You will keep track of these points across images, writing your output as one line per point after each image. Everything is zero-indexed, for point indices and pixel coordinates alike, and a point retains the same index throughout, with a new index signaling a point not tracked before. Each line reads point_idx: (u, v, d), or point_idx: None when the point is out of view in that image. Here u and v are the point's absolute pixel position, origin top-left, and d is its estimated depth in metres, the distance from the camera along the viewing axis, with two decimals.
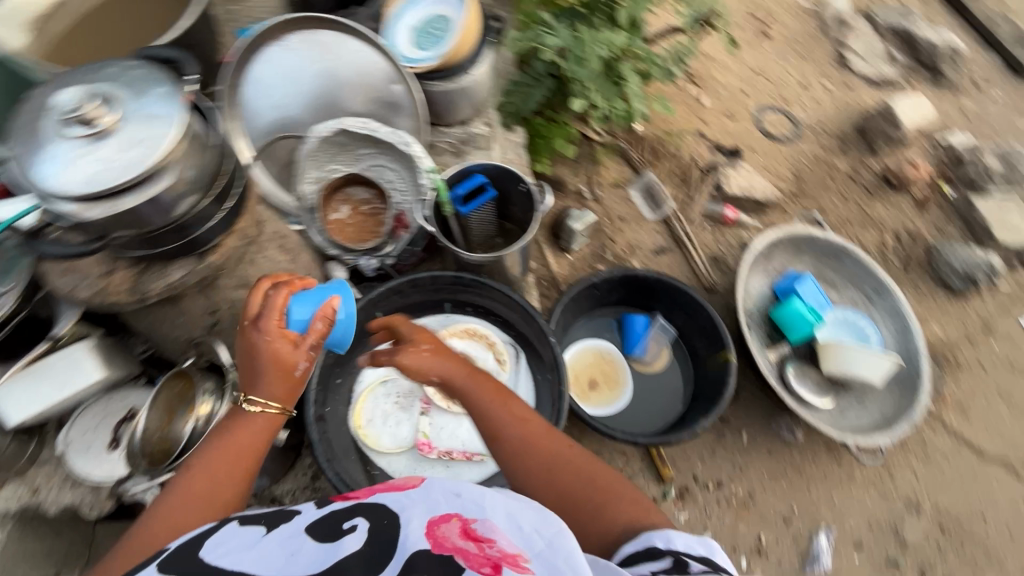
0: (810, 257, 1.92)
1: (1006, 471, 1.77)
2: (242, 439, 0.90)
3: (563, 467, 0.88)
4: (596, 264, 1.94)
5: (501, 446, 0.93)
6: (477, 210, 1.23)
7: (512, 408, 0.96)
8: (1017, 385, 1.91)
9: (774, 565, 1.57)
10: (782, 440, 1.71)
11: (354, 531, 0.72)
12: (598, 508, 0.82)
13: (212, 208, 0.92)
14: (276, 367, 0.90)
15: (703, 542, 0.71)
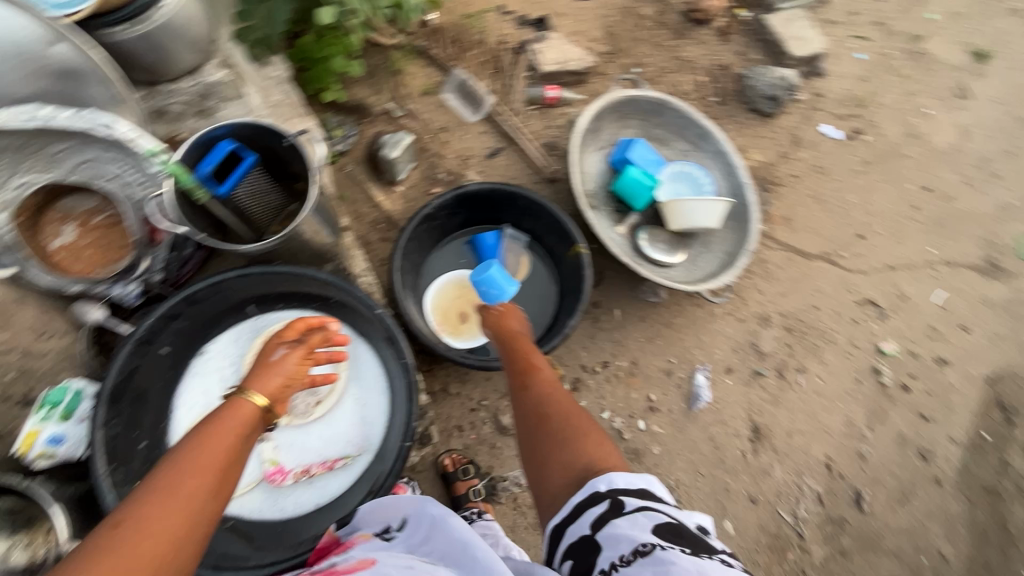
0: (635, 119, 1.90)
1: (828, 264, 2.04)
2: (221, 441, 0.75)
3: (553, 401, 1.02)
4: (431, 186, 1.77)
5: (516, 374, 1.15)
6: (239, 186, 0.98)
7: (533, 357, 1.19)
8: (826, 185, 2.14)
9: (667, 414, 1.73)
10: (650, 304, 1.80)
11: None
12: (571, 445, 0.91)
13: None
14: (277, 379, 0.88)
15: (640, 478, 0.80)
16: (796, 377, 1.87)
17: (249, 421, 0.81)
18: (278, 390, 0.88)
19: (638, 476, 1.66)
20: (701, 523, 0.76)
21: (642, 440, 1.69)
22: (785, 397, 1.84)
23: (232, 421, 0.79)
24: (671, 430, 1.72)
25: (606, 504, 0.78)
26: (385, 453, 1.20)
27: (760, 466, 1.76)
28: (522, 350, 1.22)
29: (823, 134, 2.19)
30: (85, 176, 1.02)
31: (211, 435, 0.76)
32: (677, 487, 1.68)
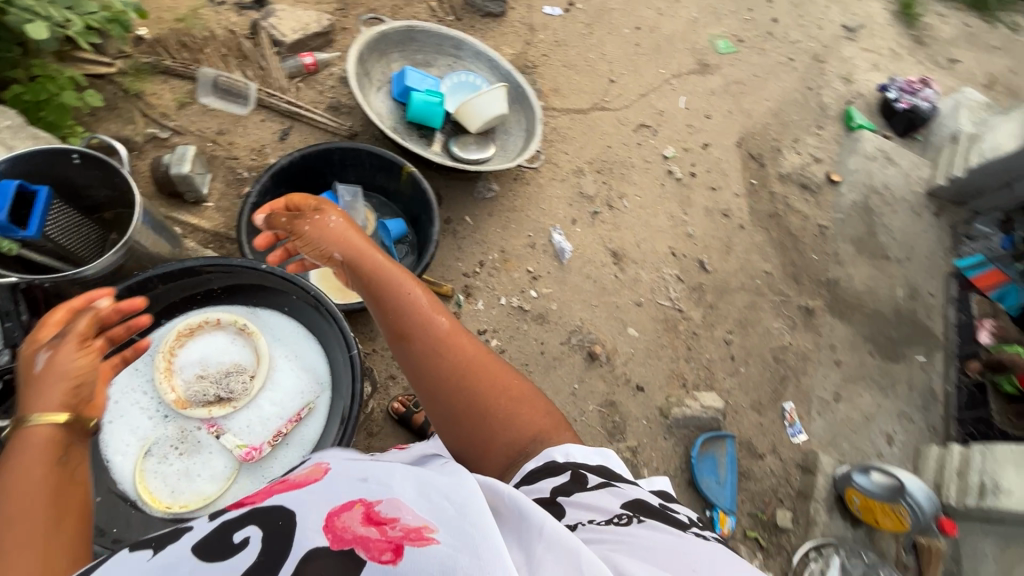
0: (395, 53, 2.02)
1: (601, 110, 2.43)
2: (25, 477, 0.64)
3: (469, 372, 0.92)
4: (241, 188, 1.71)
5: (402, 340, 0.98)
6: (45, 220, 1.10)
7: (409, 303, 1.00)
8: (570, 53, 2.51)
9: (548, 275, 1.99)
10: (489, 199, 2.02)
11: (246, 545, 0.56)
12: (512, 419, 0.88)
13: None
14: (60, 386, 0.74)
15: (598, 452, 0.80)
16: (622, 202, 2.25)
17: (54, 444, 0.69)
18: (72, 397, 0.74)
19: (551, 332, 1.92)
20: (660, 489, 0.82)
21: (540, 305, 1.94)
22: (623, 220, 2.22)
23: (35, 439, 0.68)
24: (557, 285, 1.99)
25: (568, 474, 0.75)
26: (337, 374, 1.25)
27: (631, 277, 2.12)
28: (391, 300, 1.01)
29: (548, 14, 2.54)
30: None
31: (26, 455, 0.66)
32: (583, 324, 1.97)
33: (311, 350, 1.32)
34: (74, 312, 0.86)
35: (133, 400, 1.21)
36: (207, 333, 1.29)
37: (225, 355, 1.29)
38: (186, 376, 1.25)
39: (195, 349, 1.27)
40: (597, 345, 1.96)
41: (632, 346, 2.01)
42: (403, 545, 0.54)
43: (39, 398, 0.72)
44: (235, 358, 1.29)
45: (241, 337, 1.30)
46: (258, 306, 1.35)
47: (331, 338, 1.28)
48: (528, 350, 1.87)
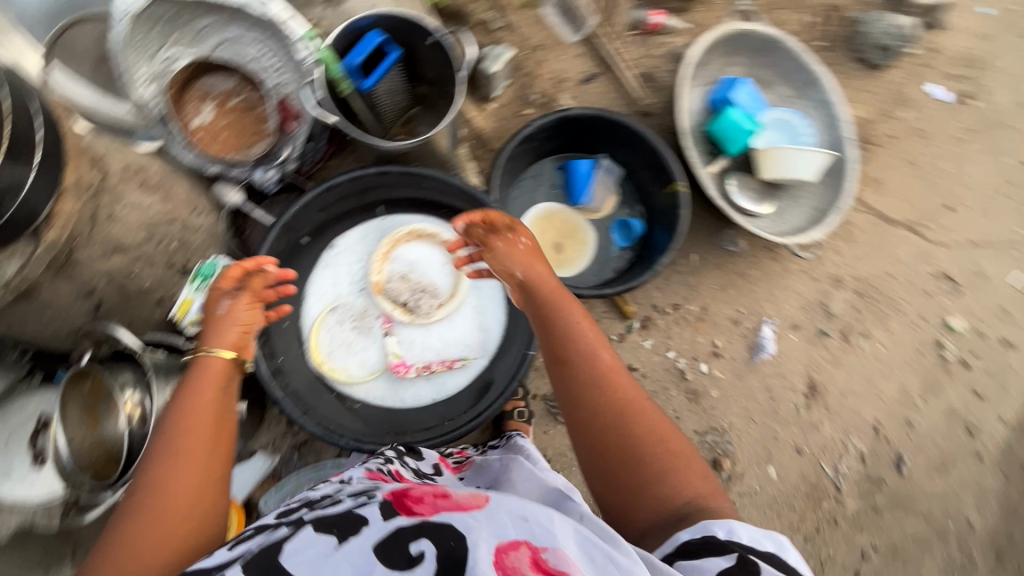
0: (742, 56, 1.80)
1: (910, 232, 1.93)
2: (202, 402, 0.78)
3: (628, 429, 0.82)
4: (522, 108, 1.71)
5: (568, 367, 0.90)
6: (382, 79, 1.02)
7: (577, 340, 0.91)
8: (922, 149, 1.95)
9: (729, 361, 1.76)
10: (728, 253, 1.79)
11: (423, 560, 0.57)
12: (661, 476, 0.77)
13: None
14: (232, 332, 0.88)
15: (770, 538, 0.68)
16: (860, 341, 1.87)
17: (221, 375, 0.83)
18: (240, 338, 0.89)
19: (693, 416, 1.72)
20: None
21: (702, 383, 1.74)
22: (845, 359, 1.85)
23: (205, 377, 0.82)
24: (731, 377, 1.76)
25: (732, 558, 0.65)
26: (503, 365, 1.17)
27: (810, 421, 1.81)
28: (563, 325, 0.94)
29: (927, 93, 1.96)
30: (226, 56, 1.06)
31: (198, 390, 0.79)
32: (729, 429, 1.74)
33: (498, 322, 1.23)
34: (250, 270, 0.94)
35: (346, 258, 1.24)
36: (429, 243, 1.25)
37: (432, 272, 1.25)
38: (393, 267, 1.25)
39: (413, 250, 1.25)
40: (727, 459, 1.73)
41: (760, 485, 1.74)
42: None
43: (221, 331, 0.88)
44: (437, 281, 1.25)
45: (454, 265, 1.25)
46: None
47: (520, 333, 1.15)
48: None
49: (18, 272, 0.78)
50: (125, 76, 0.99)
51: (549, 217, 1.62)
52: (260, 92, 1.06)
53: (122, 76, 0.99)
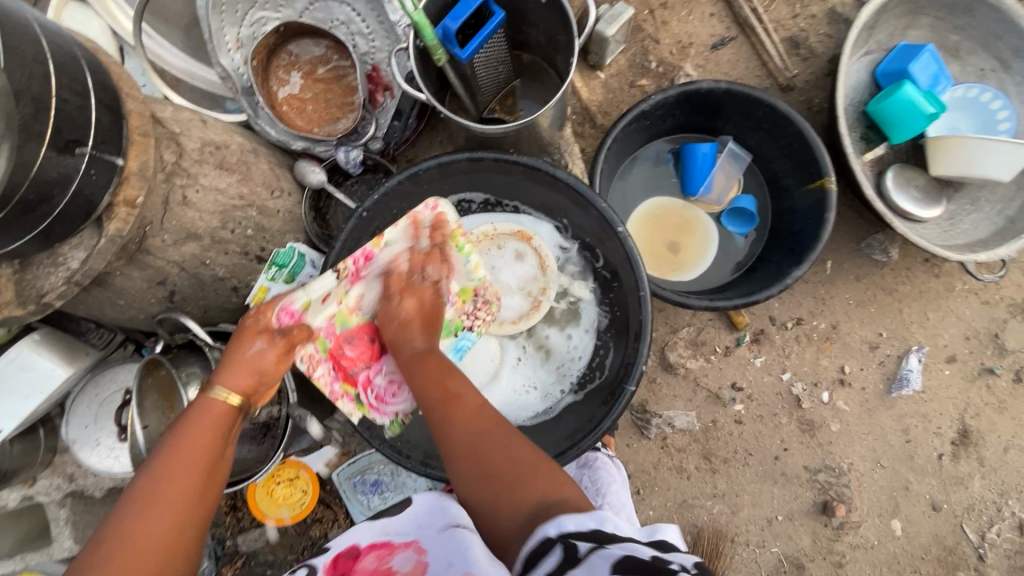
0: (928, 16, 1.41)
1: None
2: (197, 441, 0.65)
3: (484, 463, 0.69)
4: (638, 78, 1.48)
5: (436, 410, 0.75)
6: (482, 49, 0.80)
7: (449, 386, 0.76)
8: None
9: (858, 392, 1.48)
10: (873, 262, 1.48)
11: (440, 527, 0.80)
12: (525, 480, 0.67)
13: (77, 152, 0.56)
14: (245, 376, 0.72)
15: (591, 513, 0.61)
16: None
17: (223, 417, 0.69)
18: (254, 387, 0.73)
19: (806, 450, 1.48)
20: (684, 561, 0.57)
21: (821, 413, 1.48)
22: (1014, 405, 1.50)
23: (195, 424, 0.66)
24: (858, 411, 1.48)
25: (560, 552, 0.58)
26: (590, 401, 0.94)
27: (955, 474, 1.49)
28: (435, 368, 0.79)
29: None
30: (318, 18, 0.93)
31: (182, 441, 0.65)
32: (848, 471, 1.48)
33: (569, 378, 1.00)
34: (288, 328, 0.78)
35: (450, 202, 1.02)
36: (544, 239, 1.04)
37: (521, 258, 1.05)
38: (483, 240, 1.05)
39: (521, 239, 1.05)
40: (842, 504, 1.47)
41: (879, 539, 1.48)
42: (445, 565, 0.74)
43: (224, 372, 0.71)
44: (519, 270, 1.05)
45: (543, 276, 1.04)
46: (605, 249, 0.93)
47: (616, 365, 0.92)
48: (766, 445, 1.48)
49: (82, 263, 0.60)
50: (213, 41, 0.85)
51: (658, 211, 1.42)
52: (351, 60, 0.93)
53: (211, 42, 0.85)
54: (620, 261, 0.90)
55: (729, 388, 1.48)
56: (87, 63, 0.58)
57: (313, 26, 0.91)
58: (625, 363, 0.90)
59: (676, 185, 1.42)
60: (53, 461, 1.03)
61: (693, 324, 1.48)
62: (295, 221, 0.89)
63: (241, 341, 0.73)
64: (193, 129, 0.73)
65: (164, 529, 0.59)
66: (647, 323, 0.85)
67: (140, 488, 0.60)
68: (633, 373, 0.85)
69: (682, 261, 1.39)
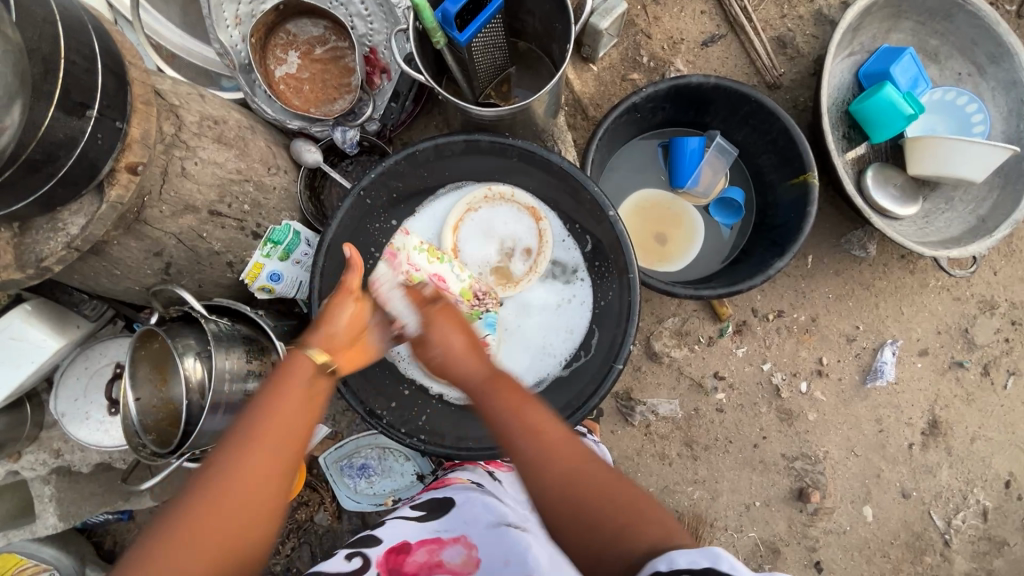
0: (910, 20, 1.45)
1: None
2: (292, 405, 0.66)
3: (567, 489, 0.65)
4: (630, 72, 1.51)
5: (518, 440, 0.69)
6: (480, 33, 0.81)
7: (528, 415, 0.71)
8: None
9: (834, 383, 1.53)
10: (852, 258, 1.53)
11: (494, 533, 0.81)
12: (626, 526, 0.61)
13: (85, 115, 0.57)
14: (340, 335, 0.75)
15: (705, 551, 0.53)
16: (1004, 380, 1.56)
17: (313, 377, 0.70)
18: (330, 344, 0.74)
19: (784, 439, 1.53)
20: None
21: (799, 402, 1.53)
22: (982, 398, 1.56)
23: (293, 382, 0.67)
24: (834, 401, 1.54)
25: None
26: (577, 380, 0.96)
27: (924, 463, 1.55)
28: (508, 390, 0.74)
29: None
30: None
31: (281, 392, 0.66)
32: (824, 459, 1.53)
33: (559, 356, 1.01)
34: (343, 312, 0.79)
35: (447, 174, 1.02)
36: (550, 223, 1.02)
37: (522, 232, 1.04)
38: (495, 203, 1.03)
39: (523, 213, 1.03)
40: (817, 491, 1.52)
41: (851, 524, 1.54)
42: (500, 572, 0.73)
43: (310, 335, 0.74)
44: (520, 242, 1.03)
45: (535, 261, 1.03)
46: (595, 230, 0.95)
47: (603, 345, 0.94)
48: (746, 433, 1.52)
49: (82, 229, 0.61)
50: (211, 17, 0.85)
51: (645, 204, 1.45)
52: (349, 41, 0.93)
53: (209, 18, 0.85)
54: (610, 244, 0.93)
55: (712, 377, 1.52)
56: (94, 29, 0.59)
57: (312, 6, 0.91)
58: (612, 342, 0.92)
59: (664, 177, 1.45)
60: (38, 436, 1.02)
61: (678, 314, 1.51)
62: (290, 199, 0.90)
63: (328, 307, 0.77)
64: (192, 103, 0.73)
65: (260, 481, 0.60)
66: (636, 304, 0.88)
67: (239, 435, 0.63)
68: (621, 351, 0.88)
69: (669, 253, 1.43)
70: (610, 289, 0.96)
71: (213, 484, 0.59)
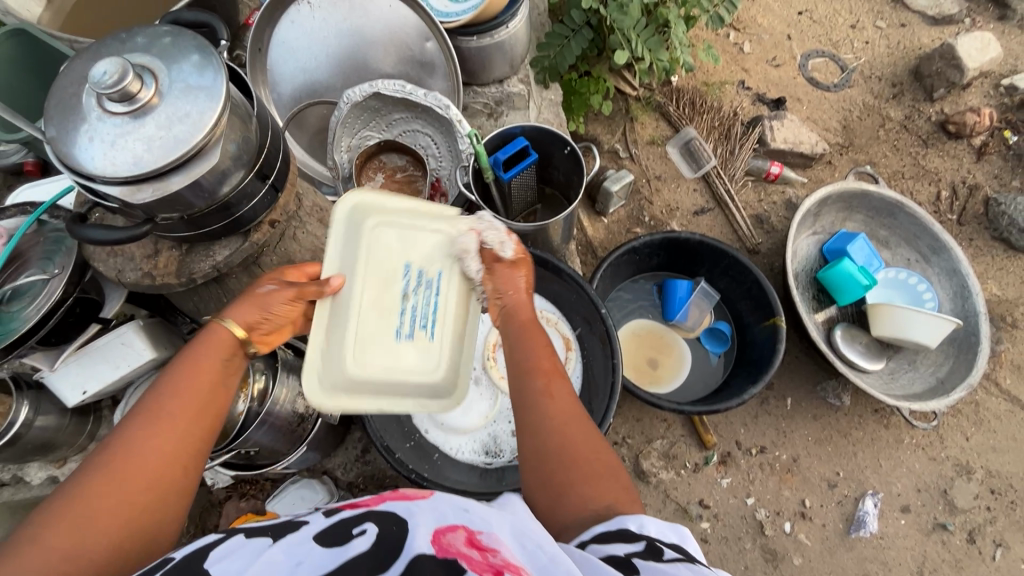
0: (862, 214, 1.81)
1: None
2: (200, 375, 0.70)
3: (566, 450, 0.72)
4: (633, 226, 1.86)
5: (535, 376, 0.79)
6: (520, 175, 1.13)
7: (547, 360, 0.81)
8: None
9: (819, 528, 1.56)
10: (828, 406, 1.67)
11: (362, 533, 0.60)
12: (586, 480, 0.70)
13: (264, 183, 0.77)
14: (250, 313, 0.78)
15: (674, 528, 0.63)
16: (992, 550, 1.57)
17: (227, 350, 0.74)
18: (255, 323, 0.78)
19: None
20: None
21: (783, 543, 1.55)
22: (971, 567, 1.55)
23: (202, 353, 0.72)
24: (819, 547, 1.55)
25: (642, 545, 0.60)
26: None
27: None
28: (540, 342, 0.82)
29: None
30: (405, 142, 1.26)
31: (192, 371, 0.70)
32: None
33: None
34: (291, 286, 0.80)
35: None
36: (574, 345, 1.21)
37: (551, 353, 1.21)
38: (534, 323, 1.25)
39: (555, 330, 1.22)
40: None
41: None
42: (504, 573, 0.53)
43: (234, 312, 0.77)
44: None
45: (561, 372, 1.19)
46: (588, 331, 1.16)
47: (583, 421, 1.11)
48: (730, 570, 1.52)
49: (226, 257, 0.81)
50: (332, 144, 1.17)
51: (640, 330, 1.67)
52: (423, 171, 1.24)
53: (330, 144, 1.18)
54: (597, 341, 1.15)
55: (696, 504, 1.57)
56: None
57: (401, 145, 1.23)
58: (595, 419, 1.07)
59: (656, 311, 1.70)
60: (86, 447, 1.14)
61: (666, 437, 1.62)
62: None
63: (279, 300, 0.79)
64: (311, 194, 1.02)
65: (153, 459, 0.63)
66: (617, 383, 1.06)
67: (143, 407, 0.66)
68: (603, 423, 1.03)
69: (658, 375, 1.61)
70: (596, 376, 1.14)
71: (129, 438, 0.63)
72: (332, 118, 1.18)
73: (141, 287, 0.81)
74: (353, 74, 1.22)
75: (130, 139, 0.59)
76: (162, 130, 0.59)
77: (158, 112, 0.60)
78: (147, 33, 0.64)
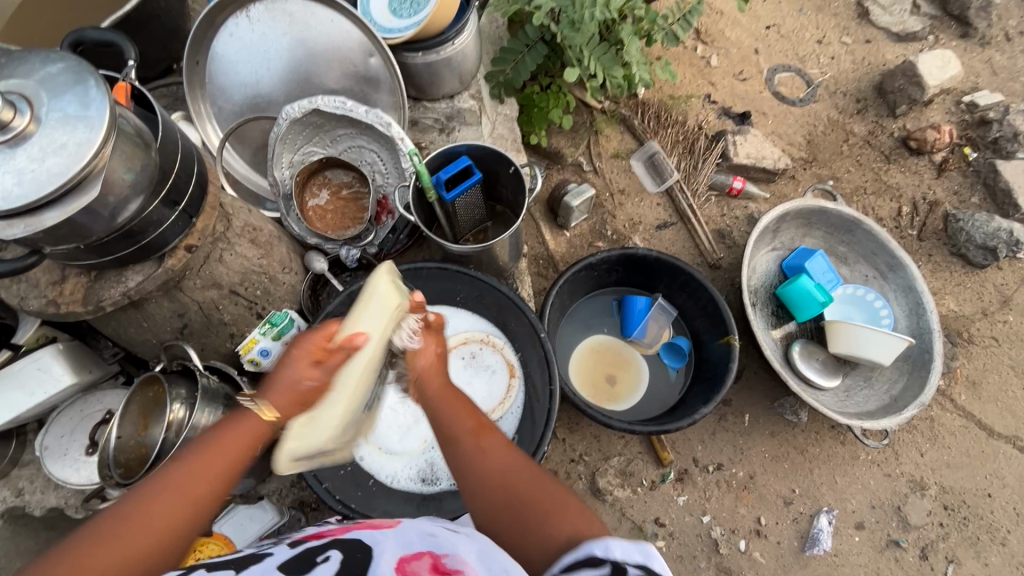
0: (821, 231, 1.82)
1: (1002, 445, 1.72)
2: (225, 453, 0.70)
3: (517, 499, 0.70)
4: (595, 240, 1.85)
5: (466, 441, 0.76)
6: (463, 194, 1.11)
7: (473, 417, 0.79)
8: (1004, 360, 1.83)
9: (773, 545, 1.56)
10: (785, 422, 1.67)
11: (326, 561, 0.59)
12: (545, 517, 0.66)
13: (173, 209, 0.75)
14: (283, 391, 0.73)
15: (640, 547, 0.57)
16: (944, 567, 1.58)
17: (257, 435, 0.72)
18: (287, 405, 0.74)
19: None
20: None
21: (737, 561, 1.54)
22: None
23: (233, 432, 0.71)
24: (773, 565, 1.54)
25: (606, 569, 0.56)
26: None
27: None
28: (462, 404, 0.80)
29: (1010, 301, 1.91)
30: (351, 157, 1.23)
31: (212, 448, 0.70)
32: None
33: None
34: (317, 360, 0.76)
35: (452, 310, 1.23)
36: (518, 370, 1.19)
37: (496, 378, 1.19)
38: (480, 345, 1.21)
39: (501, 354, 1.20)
40: None
41: None
42: None
43: (269, 391, 0.73)
44: (490, 380, 1.19)
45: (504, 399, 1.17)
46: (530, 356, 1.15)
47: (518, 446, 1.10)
48: None
49: (138, 283, 0.78)
50: (271, 161, 1.15)
51: (598, 346, 1.66)
52: (368, 188, 1.22)
53: (270, 160, 1.15)
54: (540, 366, 1.14)
55: (652, 522, 1.56)
56: None
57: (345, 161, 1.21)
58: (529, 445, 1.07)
59: (615, 327, 1.69)
60: None
61: (623, 454, 1.61)
62: (293, 293, 1.13)
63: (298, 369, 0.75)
64: (244, 214, 0.99)
65: (157, 530, 0.64)
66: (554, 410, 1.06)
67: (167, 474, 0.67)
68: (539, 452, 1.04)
69: (615, 392, 1.60)
70: (536, 401, 1.13)
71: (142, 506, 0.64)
72: (272, 134, 1.15)
73: (46, 315, 0.78)
74: (295, 88, 1.19)
75: (2, 172, 0.57)
76: (35, 161, 0.57)
77: (34, 142, 0.58)
78: (34, 59, 0.62)
